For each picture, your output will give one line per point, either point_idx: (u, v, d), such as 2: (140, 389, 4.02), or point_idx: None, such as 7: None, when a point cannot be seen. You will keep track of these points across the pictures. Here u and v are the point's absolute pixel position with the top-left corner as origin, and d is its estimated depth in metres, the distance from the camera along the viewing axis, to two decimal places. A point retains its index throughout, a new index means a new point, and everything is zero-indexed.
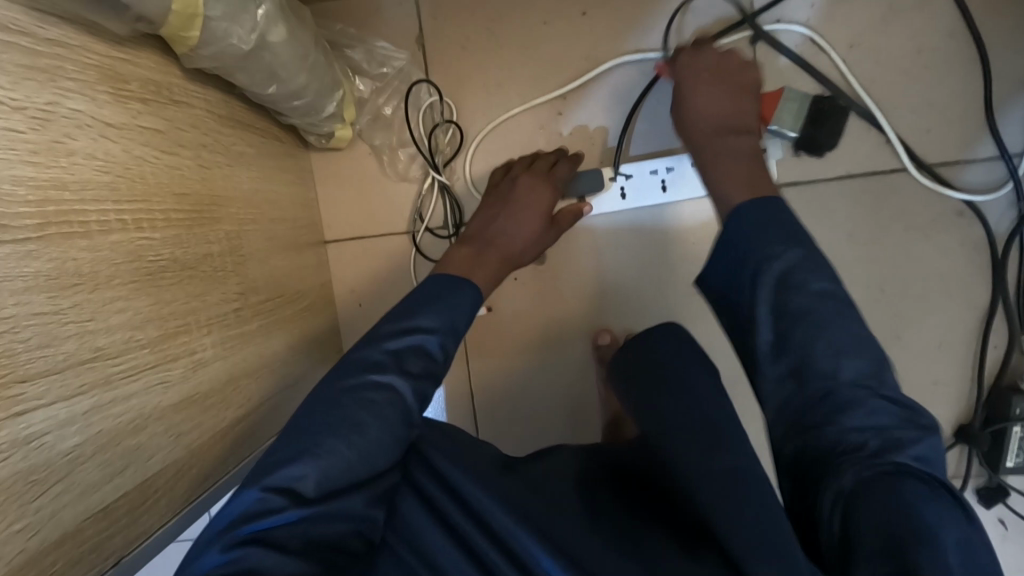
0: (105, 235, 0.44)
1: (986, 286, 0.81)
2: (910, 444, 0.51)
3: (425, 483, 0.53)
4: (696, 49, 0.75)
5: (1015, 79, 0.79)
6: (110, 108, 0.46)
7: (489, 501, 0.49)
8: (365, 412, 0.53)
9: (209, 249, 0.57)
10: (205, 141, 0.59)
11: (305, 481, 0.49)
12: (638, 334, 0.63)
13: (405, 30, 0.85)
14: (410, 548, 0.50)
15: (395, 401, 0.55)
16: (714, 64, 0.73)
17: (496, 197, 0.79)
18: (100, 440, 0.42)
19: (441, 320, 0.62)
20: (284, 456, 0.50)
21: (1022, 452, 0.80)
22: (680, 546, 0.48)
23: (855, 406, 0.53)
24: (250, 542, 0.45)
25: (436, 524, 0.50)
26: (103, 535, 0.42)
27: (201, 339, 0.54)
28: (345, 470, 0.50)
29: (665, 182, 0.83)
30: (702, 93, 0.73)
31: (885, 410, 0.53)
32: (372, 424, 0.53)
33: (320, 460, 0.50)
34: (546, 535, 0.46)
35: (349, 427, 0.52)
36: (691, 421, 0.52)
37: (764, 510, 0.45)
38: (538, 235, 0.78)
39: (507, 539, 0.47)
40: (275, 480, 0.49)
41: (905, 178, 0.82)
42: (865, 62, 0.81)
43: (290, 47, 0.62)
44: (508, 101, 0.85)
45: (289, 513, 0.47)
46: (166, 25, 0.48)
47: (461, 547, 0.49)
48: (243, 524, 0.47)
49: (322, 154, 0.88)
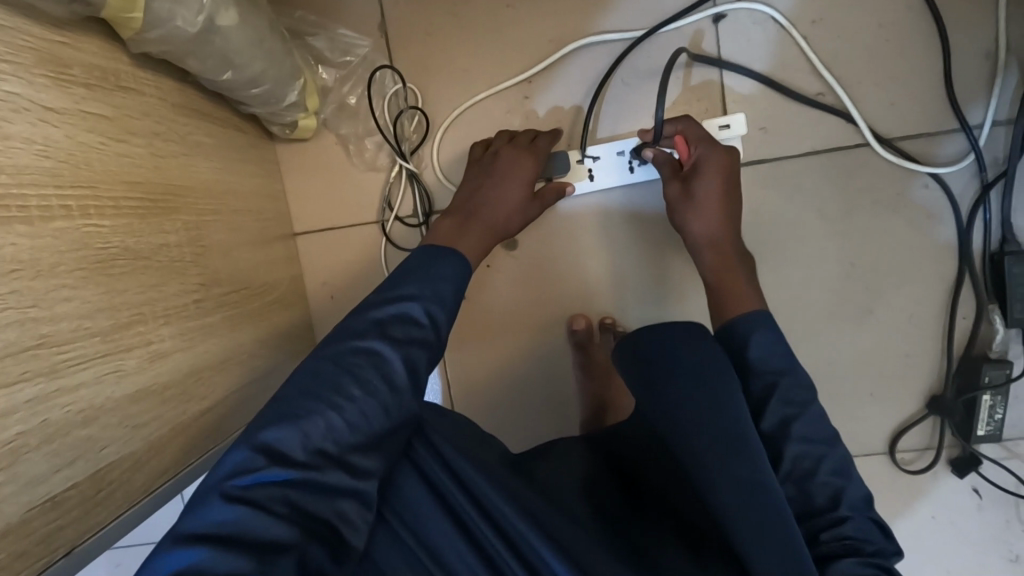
0: (47, 221, 0.43)
1: (954, 257, 0.82)
2: (857, 496, 0.56)
3: (429, 466, 0.52)
4: (703, 142, 0.75)
5: (975, 52, 0.80)
6: (50, 93, 0.45)
7: (497, 498, 0.49)
8: (353, 379, 0.52)
9: (166, 239, 0.56)
10: (160, 129, 0.58)
11: (295, 446, 0.48)
12: (647, 327, 0.58)
13: (367, 17, 0.85)
14: (410, 532, 0.50)
15: (380, 369, 0.54)
16: (722, 161, 0.74)
17: (480, 171, 0.79)
18: (45, 430, 0.41)
19: (424, 288, 0.60)
20: (272, 419, 0.49)
21: (991, 420, 0.82)
22: (683, 548, 0.52)
23: (813, 467, 0.57)
24: (240, 504, 0.44)
25: (439, 511, 0.50)
26: (51, 527, 0.41)
27: (159, 329, 0.53)
28: (335, 437, 0.49)
29: (633, 163, 0.83)
30: (713, 191, 0.73)
31: (832, 461, 0.57)
32: (359, 390, 0.51)
33: (309, 428, 0.48)
34: (553, 534, 0.47)
35: (338, 393, 0.51)
36: (712, 423, 0.50)
37: (765, 510, 0.47)
38: (520, 208, 0.77)
39: (511, 531, 0.49)
40: (267, 444, 0.48)
41: (870, 153, 0.82)
42: (826, 39, 0.82)
43: (243, 33, 0.61)
44: (474, 87, 0.85)
45: (280, 477, 0.46)
46: (105, 6, 0.47)
47: (465, 536, 0.50)
48: (229, 485, 0.45)
49: (288, 146, 0.87)
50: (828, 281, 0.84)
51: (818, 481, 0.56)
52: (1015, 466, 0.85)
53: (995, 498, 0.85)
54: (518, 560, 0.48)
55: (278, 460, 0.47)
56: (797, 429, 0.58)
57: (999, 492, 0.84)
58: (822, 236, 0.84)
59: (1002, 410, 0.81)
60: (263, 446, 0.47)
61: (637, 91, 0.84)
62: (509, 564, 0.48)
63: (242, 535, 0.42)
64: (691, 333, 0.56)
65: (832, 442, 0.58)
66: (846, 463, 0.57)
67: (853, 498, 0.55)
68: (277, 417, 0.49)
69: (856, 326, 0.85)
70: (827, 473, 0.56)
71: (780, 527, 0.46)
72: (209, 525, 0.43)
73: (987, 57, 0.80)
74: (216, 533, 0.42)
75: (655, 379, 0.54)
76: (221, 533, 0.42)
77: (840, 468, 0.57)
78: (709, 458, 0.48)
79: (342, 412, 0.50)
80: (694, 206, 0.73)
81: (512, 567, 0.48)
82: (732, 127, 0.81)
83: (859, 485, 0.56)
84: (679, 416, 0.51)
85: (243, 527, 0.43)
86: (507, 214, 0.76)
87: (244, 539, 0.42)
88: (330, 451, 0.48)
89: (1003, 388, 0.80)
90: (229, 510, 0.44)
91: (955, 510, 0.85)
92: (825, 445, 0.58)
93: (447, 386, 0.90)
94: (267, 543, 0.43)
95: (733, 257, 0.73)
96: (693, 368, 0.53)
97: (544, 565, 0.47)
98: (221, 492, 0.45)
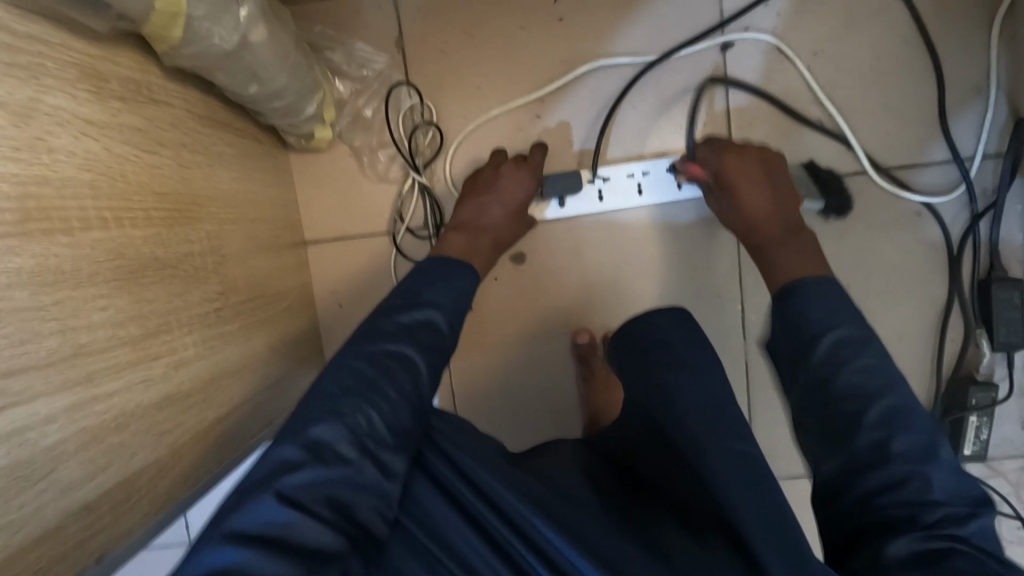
0: (87, 232, 0.43)
1: (943, 282, 0.86)
2: (905, 454, 0.54)
3: (442, 470, 0.53)
4: (716, 148, 0.78)
5: (968, 87, 0.84)
6: (90, 106, 0.46)
7: (518, 501, 0.50)
8: (389, 381, 0.56)
9: (190, 249, 0.57)
10: (186, 139, 0.59)
11: (343, 443, 0.50)
12: (640, 316, 0.65)
13: (384, 32, 0.86)
14: (423, 529, 0.51)
15: (409, 368, 0.58)
16: (741, 156, 0.76)
17: (476, 188, 0.82)
18: (82, 438, 0.42)
19: (445, 298, 0.65)
20: (319, 417, 0.52)
21: (977, 440, 0.85)
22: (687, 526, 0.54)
23: (861, 411, 0.56)
24: (289, 504, 0.45)
25: (460, 518, 0.51)
26: (84, 534, 0.42)
27: (182, 338, 0.54)
28: (377, 436, 0.52)
29: (641, 185, 0.85)
30: (748, 184, 0.75)
31: (884, 404, 0.56)
32: (394, 392, 0.55)
33: (357, 425, 0.52)
34: (579, 540, 0.48)
35: (378, 395, 0.54)
36: (702, 408, 0.57)
37: (762, 504, 0.51)
38: (513, 223, 0.81)
39: (524, 527, 0.49)
40: (315, 440, 0.50)
41: (867, 181, 0.86)
42: (828, 68, 0.85)
43: (270, 47, 0.62)
44: (487, 103, 0.87)
45: (326, 474, 0.48)
46: (147, 24, 0.48)
47: (484, 538, 0.50)
48: (273, 480, 0.47)
49: (301, 155, 0.88)
50: None
51: (866, 429, 0.55)
52: (997, 483, 0.88)
53: None
54: (530, 550, 0.49)
55: (322, 459, 0.49)
56: (846, 374, 0.58)
57: None
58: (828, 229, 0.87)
59: (988, 430, 0.85)
60: (311, 443, 0.50)
61: (648, 113, 0.86)
62: (518, 550, 0.49)
63: (287, 537, 0.44)
64: (679, 320, 0.64)
65: (888, 387, 0.57)
66: (884, 409, 0.56)
67: (910, 445, 0.54)
68: (323, 414, 0.52)
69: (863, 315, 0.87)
70: (870, 425, 0.55)
71: (771, 516, 0.50)
72: (258, 526, 0.44)
73: (980, 91, 0.83)
74: (262, 532, 0.44)
75: (654, 373, 0.60)
76: (266, 535, 0.43)
77: (885, 439, 0.55)
78: (714, 443, 0.55)
79: (383, 414, 0.53)
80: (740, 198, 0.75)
81: (533, 565, 0.49)
82: None
83: (912, 435, 0.55)
84: (672, 405, 0.57)
85: (290, 527, 0.44)
86: (513, 230, 0.81)
87: (290, 543, 0.43)
88: (370, 449, 0.51)
89: (989, 410, 0.84)
90: (280, 511, 0.45)
91: None
92: (866, 400, 0.57)
93: (453, 394, 0.92)
94: (311, 550, 0.44)
95: (799, 234, 0.72)
96: (690, 361, 0.60)
97: (551, 547, 0.49)
98: (267, 490, 0.46)
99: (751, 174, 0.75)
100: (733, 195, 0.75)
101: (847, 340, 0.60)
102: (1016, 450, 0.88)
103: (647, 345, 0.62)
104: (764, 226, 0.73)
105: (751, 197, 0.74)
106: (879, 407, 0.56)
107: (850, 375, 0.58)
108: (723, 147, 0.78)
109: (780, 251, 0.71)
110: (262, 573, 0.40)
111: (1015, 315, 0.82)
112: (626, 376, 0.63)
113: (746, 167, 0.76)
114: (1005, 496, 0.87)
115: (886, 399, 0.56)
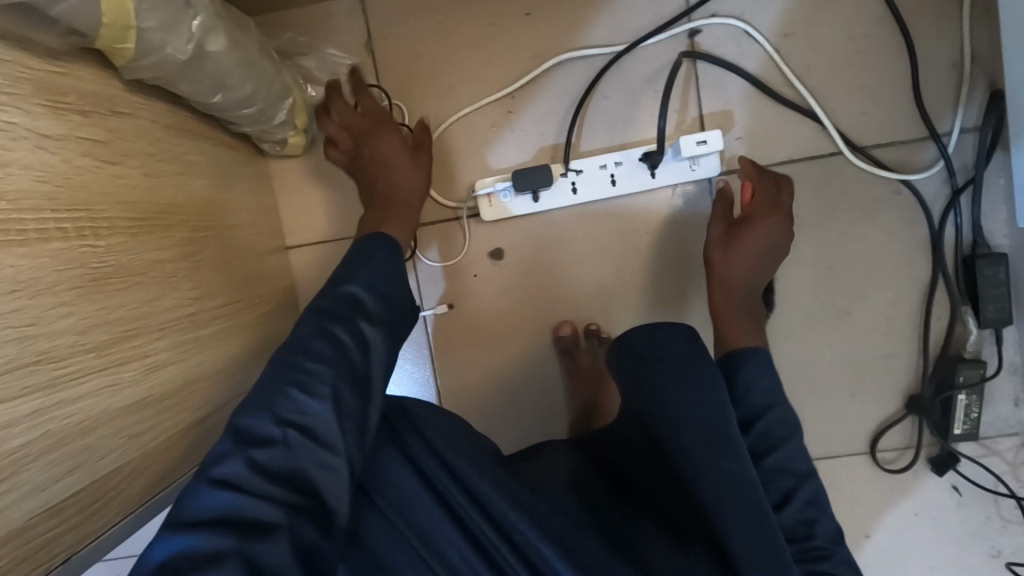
0: (45, 242, 0.45)
1: (926, 262, 0.85)
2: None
3: (422, 459, 0.57)
4: (769, 203, 0.80)
5: (942, 62, 0.83)
6: (47, 120, 0.47)
7: (503, 505, 0.53)
8: (308, 356, 0.56)
9: (160, 256, 0.58)
10: (153, 149, 0.60)
11: (269, 425, 0.51)
12: (641, 326, 0.60)
13: (355, 36, 0.87)
14: (400, 516, 0.55)
15: (333, 342, 0.57)
16: (780, 226, 0.79)
17: (369, 164, 0.79)
18: (46, 442, 0.43)
19: (367, 278, 0.64)
20: (250, 406, 0.53)
21: (966, 418, 0.84)
22: (668, 533, 0.57)
23: (787, 496, 0.63)
24: (224, 488, 0.47)
25: (444, 514, 0.56)
26: (50, 534, 0.43)
27: (153, 343, 0.55)
28: (303, 411, 0.53)
29: (615, 175, 0.85)
30: (761, 247, 0.78)
31: (806, 491, 0.63)
32: (319, 365, 0.55)
33: (278, 406, 0.52)
34: (572, 554, 0.51)
35: (301, 372, 0.55)
36: (698, 422, 0.54)
37: (738, 520, 0.51)
38: (412, 166, 0.80)
39: (501, 522, 0.54)
40: (240, 429, 0.51)
41: (844, 161, 0.85)
42: (797, 50, 0.84)
43: (231, 56, 0.64)
44: (459, 102, 0.87)
45: (256, 455, 0.49)
46: (98, 37, 0.49)
47: (455, 523, 0.55)
48: (208, 469, 0.48)
49: (279, 161, 0.89)
50: (804, 287, 0.87)
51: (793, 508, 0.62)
52: (992, 463, 0.87)
53: (974, 495, 0.87)
54: (512, 551, 0.53)
55: (248, 444, 0.50)
56: (774, 458, 0.65)
57: (978, 489, 0.86)
58: (800, 214, 0.86)
59: (978, 409, 0.84)
60: (240, 431, 0.51)
61: (618, 104, 0.86)
62: (506, 559, 0.53)
63: (227, 516, 0.45)
64: (690, 342, 0.57)
65: (808, 474, 0.64)
66: (807, 494, 0.63)
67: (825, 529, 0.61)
68: (251, 404, 0.53)
69: (848, 300, 0.87)
70: (801, 501, 0.62)
71: (760, 537, 0.50)
72: (202, 512, 0.46)
73: (954, 65, 0.82)
74: (208, 516, 0.45)
75: (647, 383, 0.56)
76: (210, 517, 0.45)
77: (813, 517, 0.62)
78: (713, 466, 0.52)
79: (309, 390, 0.54)
80: (746, 253, 0.78)
81: (510, 564, 0.53)
82: (710, 142, 0.80)
83: (829, 518, 0.62)
84: (672, 420, 0.54)
85: (231, 506, 0.46)
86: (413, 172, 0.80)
87: (234, 520, 0.45)
88: (297, 425, 0.52)
89: (978, 388, 0.83)
90: (218, 495, 0.46)
91: (936, 507, 0.87)
92: (795, 479, 0.64)
93: (439, 393, 0.92)
94: (255, 523, 0.45)
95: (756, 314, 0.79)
96: (692, 371, 0.55)
97: (543, 561, 0.52)
98: (205, 479, 0.48)
99: (773, 248, 0.79)
100: (744, 246, 0.78)
101: (778, 426, 0.66)
102: (1009, 428, 0.87)
103: (636, 362, 0.58)
104: (739, 284, 0.78)
105: (756, 258, 0.78)
106: (801, 496, 0.63)
107: (777, 462, 0.64)
108: (773, 209, 0.79)
109: (734, 315, 0.77)
110: (206, 551, 0.43)
111: (1000, 293, 0.81)
112: (623, 383, 0.59)
113: (778, 240, 0.79)
114: (1000, 476, 0.86)
115: (806, 490, 0.63)
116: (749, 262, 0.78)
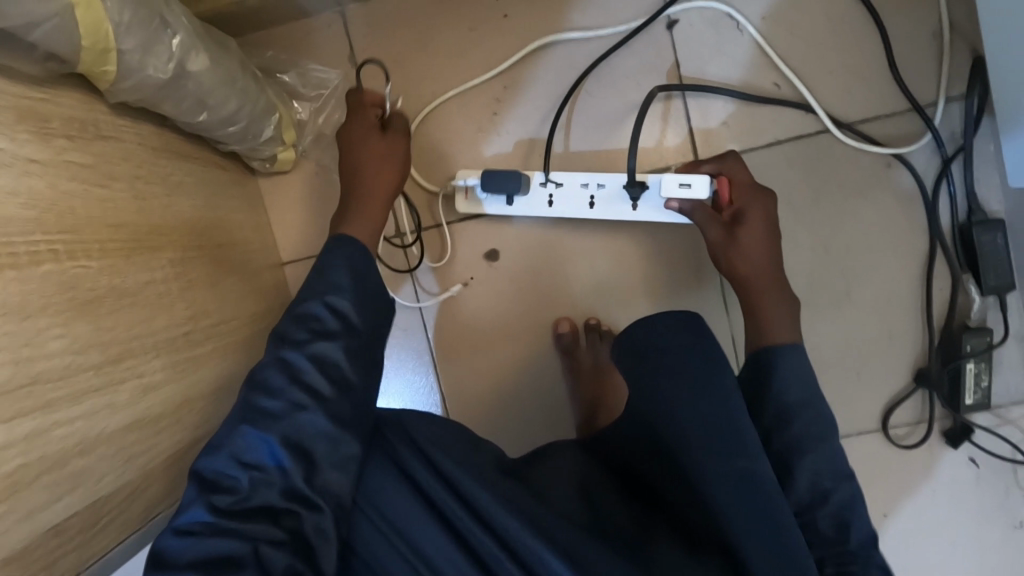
0: (35, 265, 0.45)
1: (923, 234, 0.84)
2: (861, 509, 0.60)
3: (423, 475, 0.55)
4: (740, 178, 0.77)
5: (923, 33, 0.83)
6: (33, 146, 0.48)
7: (494, 505, 0.52)
8: (263, 393, 0.56)
9: (153, 276, 0.58)
10: (140, 172, 0.61)
11: (228, 468, 0.53)
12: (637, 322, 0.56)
13: (337, 49, 0.88)
14: (388, 523, 0.55)
15: (288, 371, 0.57)
16: (763, 202, 0.76)
17: (347, 163, 0.76)
18: (44, 463, 0.43)
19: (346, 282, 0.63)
20: (209, 449, 0.54)
21: (978, 388, 0.83)
22: (682, 543, 0.56)
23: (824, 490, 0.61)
24: (188, 534, 0.49)
25: (439, 526, 0.54)
26: (52, 555, 0.43)
27: (149, 362, 0.55)
28: (257, 449, 0.53)
29: (593, 198, 0.82)
30: (758, 231, 0.75)
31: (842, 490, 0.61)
32: (268, 402, 0.56)
33: (235, 449, 0.53)
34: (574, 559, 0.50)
35: (256, 411, 0.55)
36: (701, 426, 0.53)
37: (745, 525, 0.52)
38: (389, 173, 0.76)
39: (502, 533, 0.52)
40: (202, 474, 0.52)
41: (830, 139, 0.85)
42: (777, 32, 0.85)
43: (213, 75, 0.65)
44: (443, 86, 0.88)
45: (216, 499, 0.51)
46: (79, 62, 0.50)
47: (451, 535, 0.54)
48: (177, 517, 0.51)
49: (269, 179, 0.90)
50: (800, 270, 0.86)
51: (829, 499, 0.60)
52: (1007, 432, 0.86)
53: (992, 466, 0.85)
54: (515, 563, 0.51)
55: (209, 488, 0.52)
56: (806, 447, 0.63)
57: (995, 459, 0.85)
58: (790, 194, 0.86)
59: (988, 377, 0.83)
60: (201, 476, 0.52)
61: (602, 98, 0.87)
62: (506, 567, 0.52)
63: (199, 560, 0.48)
64: (690, 325, 0.55)
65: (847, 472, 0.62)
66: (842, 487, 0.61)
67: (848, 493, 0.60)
68: (208, 448, 0.54)
69: (842, 283, 0.86)
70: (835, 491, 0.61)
71: (776, 539, 0.51)
72: (173, 559, 0.48)
73: (934, 36, 0.83)
74: (181, 561, 0.48)
75: (644, 381, 0.54)
76: (184, 563, 0.47)
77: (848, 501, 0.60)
78: (715, 465, 0.52)
79: (258, 427, 0.54)
80: (744, 246, 0.75)
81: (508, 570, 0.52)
82: (694, 186, 0.77)
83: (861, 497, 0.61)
84: (676, 424, 0.53)
85: (198, 551, 0.48)
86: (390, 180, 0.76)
87: (202, 563, 0.47)
88: (254, 464, 0.53)
89: (986, 355, 0.82)
90: (185, 542, 0.48)
91: (953, 481, 0.86)
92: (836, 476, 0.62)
93: (444, 400, 0.92)
94: (222, 563, 0.48)
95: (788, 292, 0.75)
96: (687, 373, 0.53)
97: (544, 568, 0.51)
98: (172, 527, 0.50)
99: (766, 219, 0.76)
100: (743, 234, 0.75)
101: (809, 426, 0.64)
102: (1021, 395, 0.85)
103: (626, 356, 0.56)
104: (760, 275, 0.75)
105: (758, 244, 0.75)
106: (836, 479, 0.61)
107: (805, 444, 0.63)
108: (745, 180, 0.77)
109: (767, 309, 0.73)
110: None
111: (1000, 259, 0.81)
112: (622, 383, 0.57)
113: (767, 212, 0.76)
114: (1017, 444, 0.85)
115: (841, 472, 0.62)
116: (753, 250, 0.75)
